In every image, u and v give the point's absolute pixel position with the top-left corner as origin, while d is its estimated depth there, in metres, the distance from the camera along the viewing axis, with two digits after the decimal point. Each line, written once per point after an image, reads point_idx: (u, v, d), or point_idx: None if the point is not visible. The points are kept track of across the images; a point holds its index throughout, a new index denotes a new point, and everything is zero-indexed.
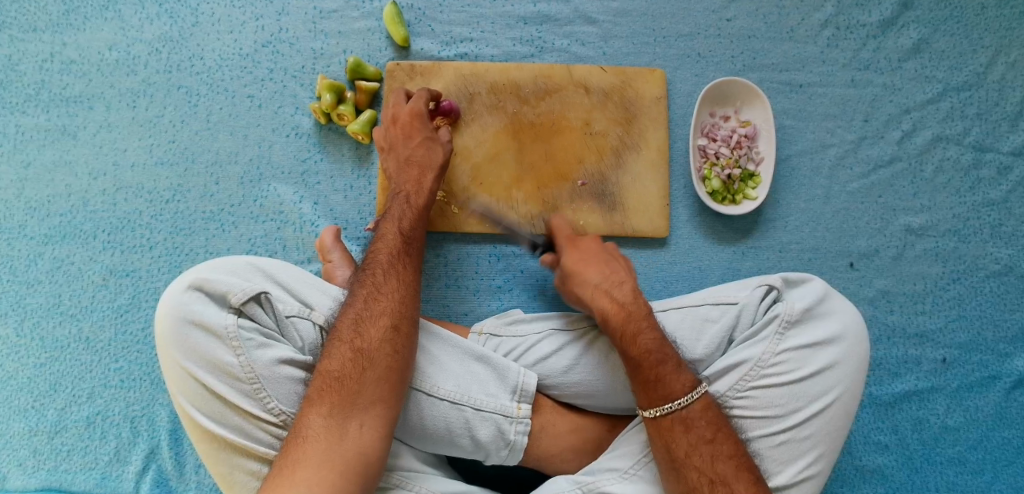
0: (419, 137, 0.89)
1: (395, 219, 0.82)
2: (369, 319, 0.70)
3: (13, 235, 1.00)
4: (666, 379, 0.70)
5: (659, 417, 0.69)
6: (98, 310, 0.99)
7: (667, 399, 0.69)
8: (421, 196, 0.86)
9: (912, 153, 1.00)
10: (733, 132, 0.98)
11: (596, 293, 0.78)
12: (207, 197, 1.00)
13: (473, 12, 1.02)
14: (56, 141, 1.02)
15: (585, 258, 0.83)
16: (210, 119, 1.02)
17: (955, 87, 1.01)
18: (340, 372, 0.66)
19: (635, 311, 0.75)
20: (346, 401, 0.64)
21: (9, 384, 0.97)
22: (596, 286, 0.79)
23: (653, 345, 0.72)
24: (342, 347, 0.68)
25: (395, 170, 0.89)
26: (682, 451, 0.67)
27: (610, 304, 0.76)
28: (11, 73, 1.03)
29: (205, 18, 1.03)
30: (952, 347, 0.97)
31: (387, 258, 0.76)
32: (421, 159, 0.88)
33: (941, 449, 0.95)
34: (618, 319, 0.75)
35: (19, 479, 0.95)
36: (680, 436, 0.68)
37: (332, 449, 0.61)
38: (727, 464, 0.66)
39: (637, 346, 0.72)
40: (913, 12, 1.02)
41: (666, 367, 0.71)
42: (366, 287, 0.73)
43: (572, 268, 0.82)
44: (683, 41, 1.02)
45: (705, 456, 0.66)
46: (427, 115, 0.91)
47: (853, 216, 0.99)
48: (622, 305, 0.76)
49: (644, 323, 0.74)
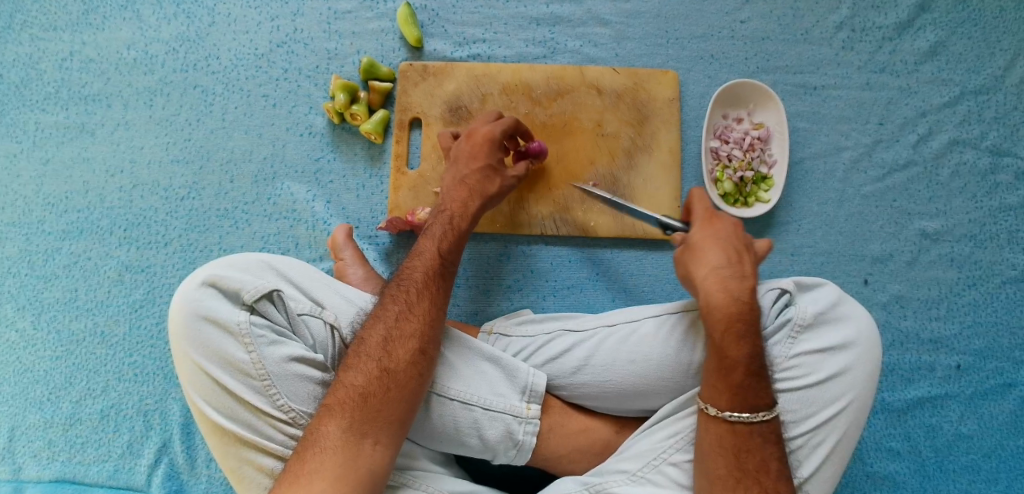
0: (482, 162, 0.86)
1: (434, 237, 0.79)
2: (399, 340, 0.69)
3: (31, 230, 1.02)
4: (758, 390, 0.67)
5: (738, 424, 0.67)
6: (113, 305, 1.00)
7: (754, 408, 0.67)
8: (466, 218, 0.82)
9: (927, 157, 0.99)
10: (746, 135, 0.97)
11: (713, 276, 0.70)
12: (221, 195, 1.01)
13: (486, 13, 1.03)
14: (74, 138, 1.04)
15: (713, 235, 0.73)
16: (225, 118, 1.03)
17: (972, 91, 1.00)
18: (364, 388, 0.66)
19: (748, 316, 0.68)
20: (366, 417, 0.65)
21: (25, 376, 0.99)
22: (715, 269, 0.70)
23: (753, 355, 0.67)
24: (369, 363, 0.68)
25: (448, 185, 0.85)
26: (754, 465, 0.66)
27: (722, 296, 0.69)
28: (32, 71, 1.05)
29: (221, 18, 1.04)
30: (967, 354, 0.96)
31: (422, 277, 0.75)
32: (475, 184, 0.84)
33: (955, 458, 0.93)
34: (724, 319, 0.68)
35: (33, 470, 0.96)
36: (756, 449, 0.67)
37: (347, 465, 0.62)
38: (787, 484, 0.66)
39: (738, 351, 0.67)
40: (930, 15, 1.01)
41: (760, 377, 0.67)
42: (398, 304, 0.72)
43: (696, 241, 0.74)
44: (696, 43, 1.02)
45: (772, 474, 0.66)
46: (500, 141, 0.87)
47: (867, 220, 0.98)
48: (735, 303, 0.69)
49: (753, 331, 0.68)
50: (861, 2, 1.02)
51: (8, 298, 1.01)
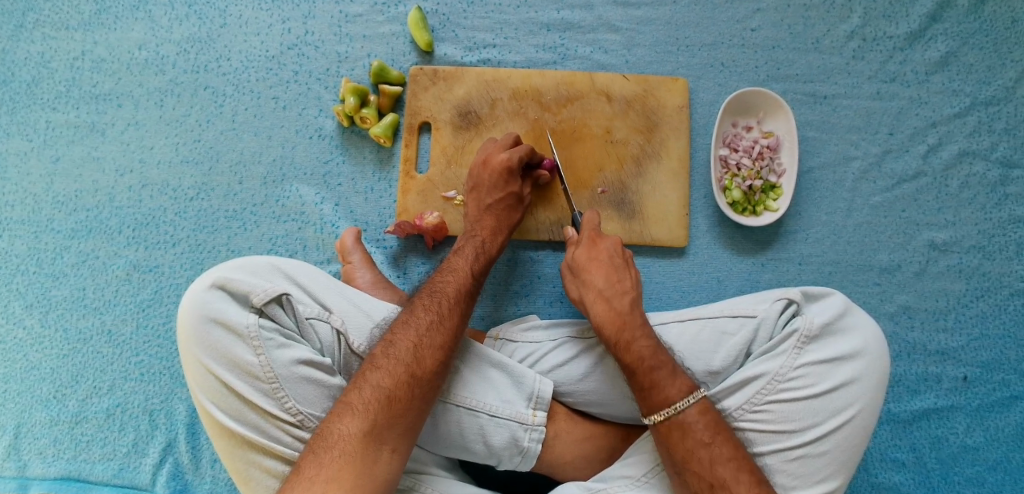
0: (504, 191, 0.89)
1: (466, 257, 0.83)
2: (428, 348, 0.71)
3: (41, 228, 1.02)
4: (661, 386, 0.71)
5: (659, 424, 0.71)
6: (121, 304, 1.01)
7: (664, 404, 0.71)
8: (494, 245, 0.87)
9: (937, 169, 0.99)
10: (755, 143, 0.97)
11: (597, 299, 0.81)
12: (231, 196, 1.01)
13: (497, 18, 1.03)
14: (84, 137, 1.04)
15: (597, 259, 0.85)
16: (235, 119, 1.03)
17: (982, 102, 0.99)
18: (390, 391, 0.67)
19: (630, 321, 0.78)
20: (387, 422, 0.65)
21: (32, 374, 0.99)
22: (599, 292, 0.82)
23: (646, 353, 0.74)
24: (397, 366, 0.68)
25: (472, 213, 0.89)
26: (681, 456, 0.69)
27: (606, 312, 0.80)
28: (43, 70, 1.05)
29: (233, 20, 1.05)
30: (974, 366, 0.96)
31: (455, 293, 0.77)
32: (500, 214, 0.89)
33: (960, 469, 0.93)
34: (612, 328, 0.78)
35: (39, 467, 0.97)
36: (677, 442, 0.69)
37: (364, 472, 0.62)
38: (726, 466, 0.67)
39: (631, 353, 0.75)
40: (941, 25, 1.01)
41: (660, 372, 0.72)
42: (430, 313, 0.74)
43: (582, 268, 0.85)
44: (706, 51, 1.02)
45: (704, 461, 0.68)
46: (517, 170, 0.89)
47: (875, 230, 0.98)
48: (619, 313, 0.79)
49: (639, 332, 0.77)
50: (872, 11, 1.02)
51: (17, 296, 1.01)
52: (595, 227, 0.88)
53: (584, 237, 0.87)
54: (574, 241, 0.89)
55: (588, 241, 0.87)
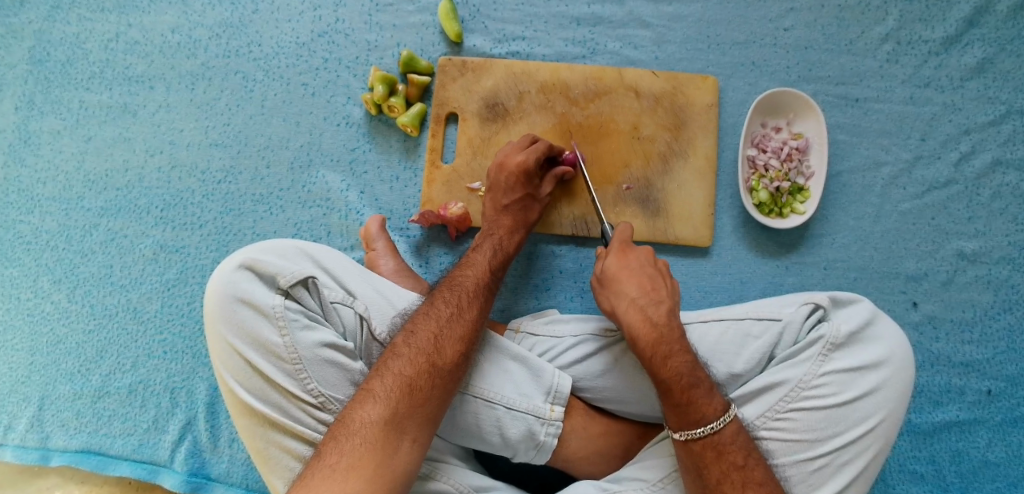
0: (521, 193, 0.89)
1: (485, 252, 0.84)
2: (449, 339, 0.71)
3: (71, 206, 1.04)
4: (698, 403, 0.69)
5: (691, 442, 0.69)
6: (147, 282, 1.02)
7: (700, 423, 0.69)
8: (513, 244, 0.88)
9: (969, 177, 0.97)
10: (784, 144, 0.96)
11: (630, 309, 0.76)
12: (257, 180, 1.02)
13: (527, 11, 1.03)
14: (117, 118, 1.06)
15: (627, 269, 0.80)
16: (264, 105, 1.04)
17: (1019, 110, 0.98)
18: (411, 380, 0.67)
19: (667, 334, 0.74)
20: (408, 411, 0.66)
21: (58, 347, 1.01)
22: (632, 301, 0.77)
23: (684, 370, 0.71)
24: (419, 356, 0.69)
25: (490, 211, 0.90)
26: (714, 478, 0.67)
27: (640, 321, 0.75)
28: (77, 51, 1.07)
29: (265, 6, 1.05)
30: (998, 380, 0.94)
31: (474, 286, 0.78)
32: (518, 213, 0.89)
33: (979, 483, 0.92)
34: (648, 340, 0.74)
35: (61, 439, 0.99)
36: (712, 462, 0.68)
37: (384, 462, 0.62)
38: (757, 491, 0.66)
39: (668, 368, 0.71)
40: (979, 31, 0.99)
41: (698, 390, 0.70)
42: (450, 306, 0.75)
43: (613, 278, 0.80)
44: (737, 50, 1.01)
45: (736, 484, 0.66)
46: (533, 172, 0.89)
47: (903, 237, 0.97)
48: (655, 326, 0.74)
49: (677, 346, 0.73)
50: (908, 15, 1.00)
51: (46, 272, 1.03)
52: (625, 238, 0.84)
53: (613, 246, 0.82)
54: (602, 251, 0.84)
55: (617, 250, 0.82)
